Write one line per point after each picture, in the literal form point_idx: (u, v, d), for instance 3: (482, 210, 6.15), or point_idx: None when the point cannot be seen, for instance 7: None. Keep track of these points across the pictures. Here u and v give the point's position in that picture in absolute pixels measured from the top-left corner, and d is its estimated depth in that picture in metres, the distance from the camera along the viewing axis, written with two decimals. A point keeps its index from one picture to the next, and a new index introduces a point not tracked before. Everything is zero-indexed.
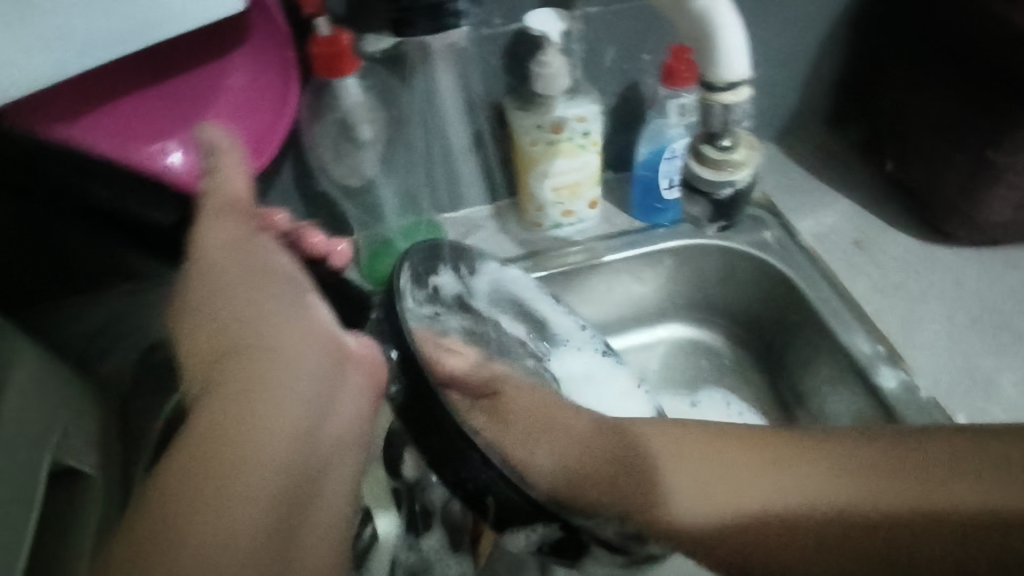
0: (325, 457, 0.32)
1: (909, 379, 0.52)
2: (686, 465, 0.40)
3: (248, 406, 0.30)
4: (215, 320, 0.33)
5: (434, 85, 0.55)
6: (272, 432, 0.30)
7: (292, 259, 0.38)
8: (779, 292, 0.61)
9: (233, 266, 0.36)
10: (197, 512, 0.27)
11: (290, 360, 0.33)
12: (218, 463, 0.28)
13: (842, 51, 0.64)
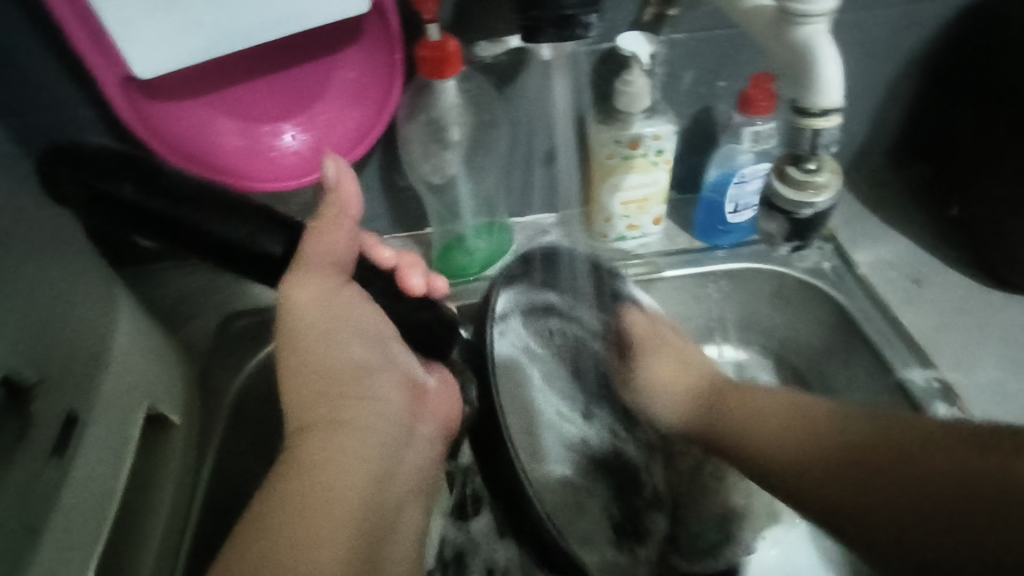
0: (404, 484, 0.45)
1: (964, 417, 0.53)
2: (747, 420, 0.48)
3: (345, 439, 0.42)
4: (313, 367, 0.44)
5: (520, 94, 0.58)
6: (365, 459, 0.42)
7: (377, 315, 0.48)
8: (834, 321, 0.63)
9: (326, 320, 0.45)
10: (320, 499, 0.38)
11: (379, 421, 0.45)
12: (327, 464, 0.40)
13: (915, 94, 0.66)
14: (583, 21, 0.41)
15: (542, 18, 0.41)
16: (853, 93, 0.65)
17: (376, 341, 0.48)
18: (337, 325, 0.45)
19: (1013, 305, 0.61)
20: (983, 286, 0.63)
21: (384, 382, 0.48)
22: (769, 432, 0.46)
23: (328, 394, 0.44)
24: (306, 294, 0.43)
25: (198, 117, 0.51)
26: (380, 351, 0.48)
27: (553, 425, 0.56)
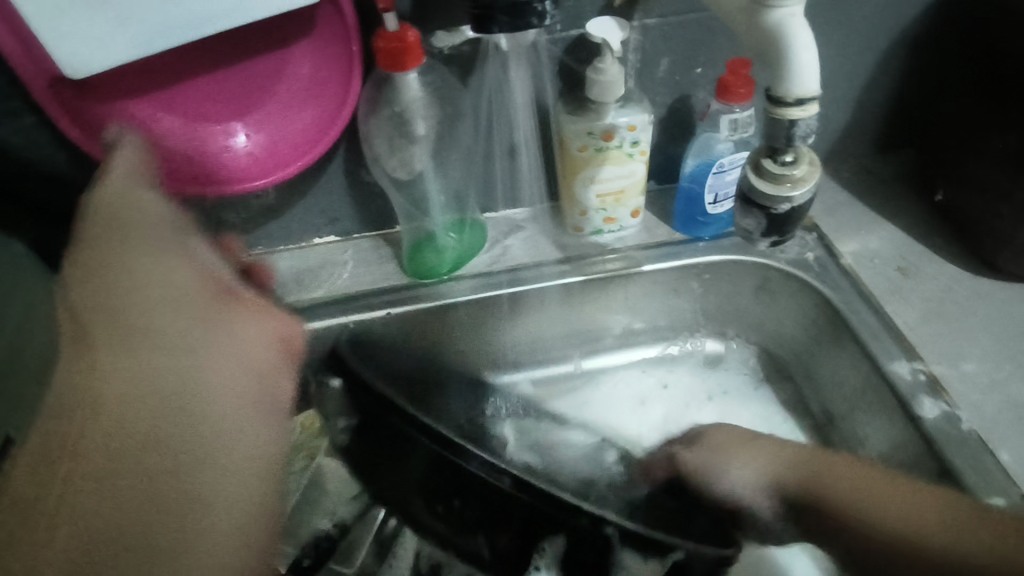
0: (222, 409, 0.40)
1: (951, 410, 0.51)
2: (853, 491, 0.47)
3: (115, 334, 0.39)
4: (154, 294, 0.41)
5: (487, 85, 0.55)
6: (136, 391, 0.38)
7: (182, 218, 0.46)
8: (818, 314, 0.61)
9: (110, 233, 0.42)
10: (91, 442, 0.35)
11: (187, 329, 0.41)
12: (98, 380, 0.37)
13: (899, 77, 0.64)
14: (539, 9, 0.37)
15: (493, 7, 0.36)
16: (835, 75, 0.63)
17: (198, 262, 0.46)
18: (140, 243, 0.42)
19: (1002, 293, 0.60)
20: (971, 274, 0.61)
21: (192, 331, 0.42)
22: (879, 490, 0.47)
23: (126, 310, 0.40)
24: (170, 271, 0.43)
25: (138, 119, 0.48)
26: (177, 242, 0.45)
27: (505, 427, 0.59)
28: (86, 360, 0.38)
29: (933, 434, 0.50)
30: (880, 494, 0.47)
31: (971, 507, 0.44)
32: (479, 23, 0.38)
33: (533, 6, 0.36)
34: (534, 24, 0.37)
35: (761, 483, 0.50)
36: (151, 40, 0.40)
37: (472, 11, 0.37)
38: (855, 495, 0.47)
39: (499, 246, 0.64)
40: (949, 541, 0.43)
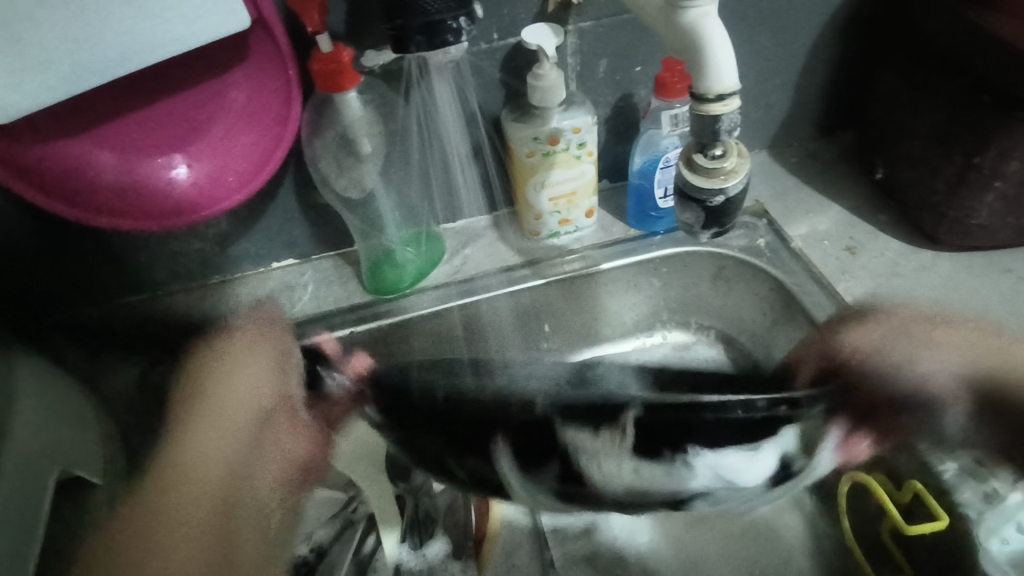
0: (256, 492, 0.46)
1: None
2: (917, 326, 0.53)
3: (207, 437, 0.47)
4: (237, 394, 0.50)
5: (432, 97, 0.56)
6: (203, 490, 0.44)
7: (274, 343, 0.53)
8: (773, 297, 0.63)
9: (222, 418, 0.48)
10: (166, 531, 0.42)
11: (249, 453, 0.48)
12: (177, 493, 0.44)
13: (832, 63, 0.66)
14: (454, 25, 0.37)
15: (408, 27, 0.37)
16: (771, 66, 0.64)
17: (263, 367, 0.52)
18: (223, 371, 0.51)
19: (943, 261, 0.62)
20: (914, 246, 0.63)
21: (282, 448, 0.50)
22: (953, 336, 0.52)
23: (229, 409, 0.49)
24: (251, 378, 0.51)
25: (77, 156, 0.47)
26: (276, 376, 0.52)
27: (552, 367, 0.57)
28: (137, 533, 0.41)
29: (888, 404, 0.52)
30: (971, 345, 0.51)
31: (993, 344, 0.51)
32: (398, 44, 0.38)
33: (449, 23, 0.37)
34: (451, 42, 0.37)
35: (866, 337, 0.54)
36: (67, 86, 0.39)
37: (390, 32, 0.37)
38: (915, 327, 0.53)
39: (457, 257, 0.65)
40: (976, 363, 0.50)
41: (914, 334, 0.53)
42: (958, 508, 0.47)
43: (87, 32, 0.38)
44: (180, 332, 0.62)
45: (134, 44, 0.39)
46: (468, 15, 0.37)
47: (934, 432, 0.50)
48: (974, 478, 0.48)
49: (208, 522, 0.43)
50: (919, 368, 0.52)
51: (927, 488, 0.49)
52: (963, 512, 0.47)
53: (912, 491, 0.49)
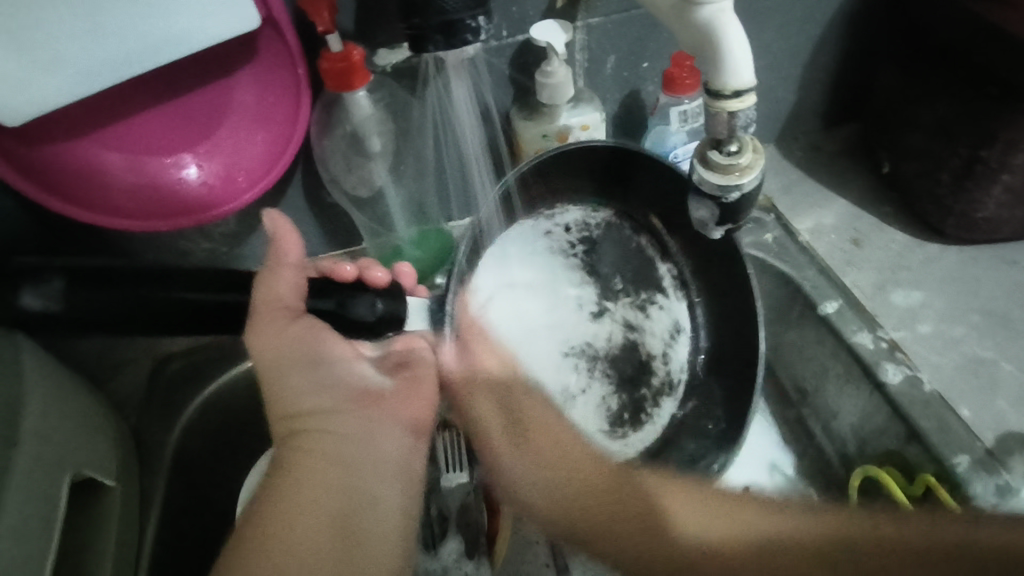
0: (368, 475, 0.44)
1: (913, 373, 0.53)
2: (594, 505, 0.46)
3: (309, 447, 0.44)
4: (304, 355, 0.46)
5: (448, 97, 0.56)
6: (328, 498, 0.41)
7: (315, 331, 0.47)
8: (780, 290, 0.63)
9: (291, 358, 0.46)
10: (287, 542, 0.38)
11: (340, 422, 0.46)
12: (295, 510, 0.39)
13: (837, 56, 0.66)
14: (471, 24, 0.37)
15: (425, 26, 0.36)
16: (777, 60, 0.64)
17: (328, 363, 0.47)
18: (303, 366, 0.46)
19: (953, 255, 0.61)
20: (922, 239, 0.63)
21: (384, 444, 0.47)
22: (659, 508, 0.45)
23: (287, 356, 0.46)
24: (306, 339, 0.46)
25: (87, 157, 0.47)
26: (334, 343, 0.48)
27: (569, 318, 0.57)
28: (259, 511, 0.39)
29: (898, 398, 0.52)
30: (722, 514, 0.43)
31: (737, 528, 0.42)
32: (413, 43, 0.37)
33: (466, 23, 0.37)
34: (467, 41, 0.37)
35: (542, 511, 0.48)
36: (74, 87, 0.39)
37: (406, 31, 0.37)
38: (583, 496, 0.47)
39: None
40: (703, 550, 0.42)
41: (618, 493, 0.47)
42: (971, 501, 0.46)
43: (96, 30, 0.38)
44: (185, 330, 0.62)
45: (140, 44, 0.39)
46: (485, 13, 0.37)
47: (946, 424, 0.50)
48: (985, 470, 0.47)
49: (325, 504, 0.41)
50: (614, 546, 0.44)
51: (939, 482, 0.48)
52: (975, 505, 0.46)
53: (925, 484, 0.48)
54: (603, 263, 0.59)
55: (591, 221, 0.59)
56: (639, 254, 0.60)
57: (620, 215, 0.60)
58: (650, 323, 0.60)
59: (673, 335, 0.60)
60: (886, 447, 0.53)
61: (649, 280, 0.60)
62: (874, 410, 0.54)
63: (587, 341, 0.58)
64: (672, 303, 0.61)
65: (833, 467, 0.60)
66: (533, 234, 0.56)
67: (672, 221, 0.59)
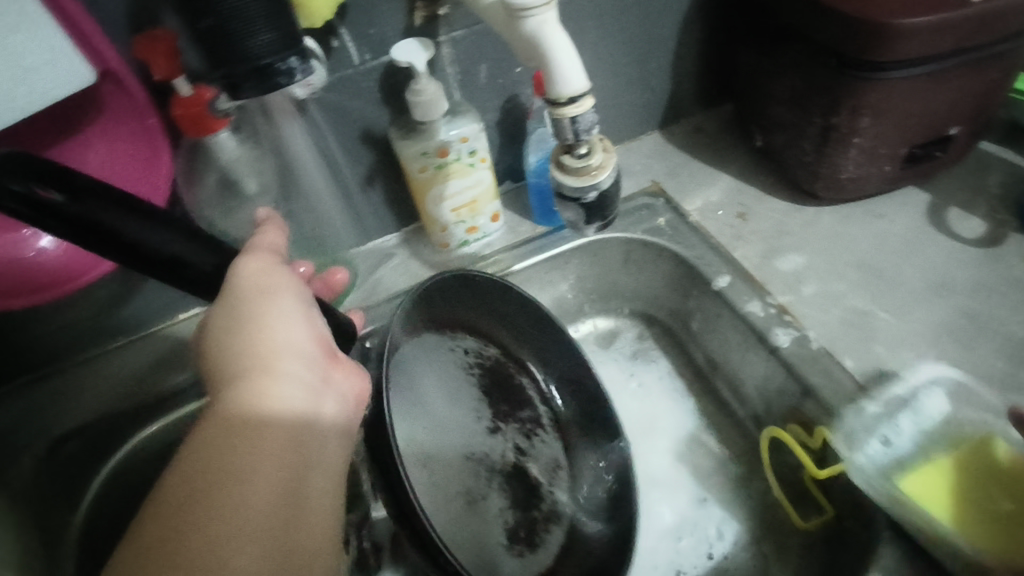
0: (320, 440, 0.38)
1: (801, 333, 0.55)
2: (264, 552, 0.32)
3: (257, 394, 0.37)
4: (249, 293, 0.40)
5: (294, 134, 0.55)
6: (271, 478, 0.34)
7: (282, 278, 0.42)
8: (677, 271, 0.65)
9: (246, 293, 0.40)
10: (215, 507, 0.32)
11: (294, 375, 0.39)
12: (225, 479, 0.33)
13: (703, 42, 0.68)
14: (282, 67, 0.37)
15: (236, 74, 0.37)
16: (646, 51, 0.66)
17: (297, 303, 0.42)
18: (270, 299, 0.40)
19: (829, 217, 0.65)
20: (799, 205, 0.66)
21: (324, 404, 0.39)
22: None
23: (229, 294, 0.40)
24: (256, 272, 0.41)
25: None
26: (284, 277, 0.42)
27: (471, 436, 0.57)
28: (175, 485, 0.33)
29: (791, 359, 0.54)
30: None
31: None
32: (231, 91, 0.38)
33: (277, 66, 0.37)
34: (282, 84, 0.38)
35: None
36: None
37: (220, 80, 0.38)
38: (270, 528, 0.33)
39: (370, 279, 0.65)
40: None
41: None
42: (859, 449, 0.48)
43: None
44: (79, 404, 0.59)
45: None
46: (297, 55, 0.38)
47: (834, 378, 0.52)
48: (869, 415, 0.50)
49: (275, 478, 0.34)
50: None
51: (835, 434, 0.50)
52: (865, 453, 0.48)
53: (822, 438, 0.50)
54: (490, 392, 0.61)
55: (487, 351, 0.63)
56: (517, 390, 0.64)
57: (507, 354, 0.65)
58: (536, 448, 0.62)
59: (555, 468, 0.62)
60: (789, 407, 0.56)
61: (524, 411, 0.63)
62: (773, 375, 0.57)
63: (489, 455, 0.58)
64: (546, 433, 0.64)
65: (748, 433, 0.62)
66: (440, 349, 0.59)
67: (546, 360, 0.65)
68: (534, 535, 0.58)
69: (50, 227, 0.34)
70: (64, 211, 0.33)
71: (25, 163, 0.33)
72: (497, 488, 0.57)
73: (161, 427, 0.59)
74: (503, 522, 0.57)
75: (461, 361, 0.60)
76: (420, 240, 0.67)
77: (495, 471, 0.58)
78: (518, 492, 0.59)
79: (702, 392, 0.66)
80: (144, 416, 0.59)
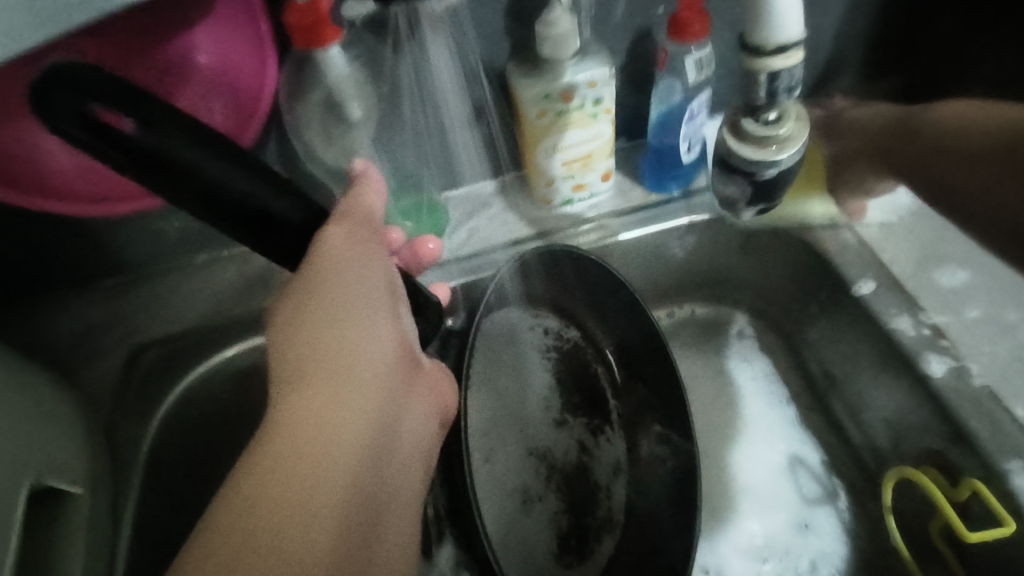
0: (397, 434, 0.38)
1: (960, 365, 0.47)
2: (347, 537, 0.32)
3: (341, 398, 0.36)
4: (348, 267, 0.38)
5: (427, 59, 0.48)
6: (344, 489, 0.33)
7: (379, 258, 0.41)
8: (808, 269, 0.57)
9: (344, 267, 0.38)
10: (305, 486, 0.31)
11: (381, 362, 0.38)
12: (298, 479, 0.31)
13: None
14: None
15: None
16: None
17: (386, 290, 0.40)
18: (358, 294, 0.39)
19: None
20: None
21: (404, 401, 0.39)
22: None
23: (325, 263, 0.37)
24: (356, 246, 0.39)
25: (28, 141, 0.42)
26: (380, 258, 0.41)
27: (531, 423, 0.55)
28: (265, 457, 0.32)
29: (943, 394, 0.46)
30: None
31: None
32: None
33: None
34: None
35: None
36: None
37: None
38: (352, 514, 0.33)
39: (463, 228, 0.59)
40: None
41: None
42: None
43: None
44: (161, 315, 0.58)
45: None
46: None
47: (998, 426, 0.44)
48: None
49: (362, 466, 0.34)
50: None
51: (986, 487, 0.44)
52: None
53: (970, 489, 0.44)
54: (563, 380, 0.58)
55: (566, 333, 0.60)
56: (595, 383, 0.60)
57: (588, 336, 0.60)
58: (604, 448, 0.57)
59: (619, 469, 0.57)
60: (928, 445, 0.49)
61: (601, 406, 0.59)
62: (914, 407, 0.49)
63: (550, 447, 0.55)
64: (616, 434, 0.58)
65: (864, 462, 0.56)
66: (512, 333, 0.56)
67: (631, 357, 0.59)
68: (586, 541, 0.54)
69: (122, 166, 0.29)
70: (133, 142, 0.28)
71: (87, 81, 0.28)
72: (552, 486, 0.54)
73: (239, 351, 0.59)
74: (551, 521, 0.53)
75: (531, 341, 0.57)
76: (520, 191, 0.61)
77: (552, 463, 0.54)
78: (575, 494, 0.55)
79: (811, 406, 0.59)
80: (218, 338, 0.59)
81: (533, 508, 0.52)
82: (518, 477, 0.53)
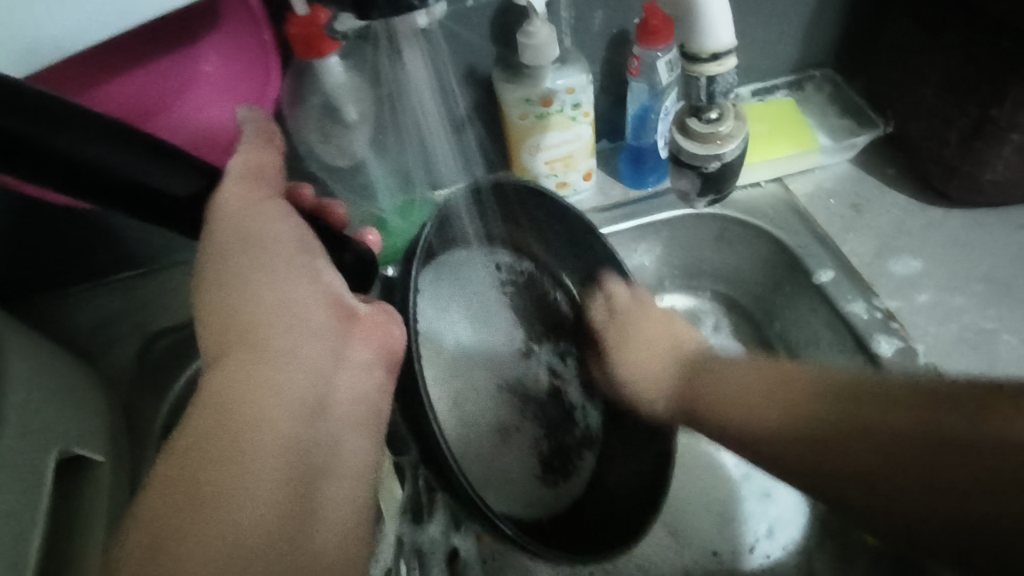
0: (340, 390, 0.37)
1: (907, 346, 0.51)
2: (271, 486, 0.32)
3: (262, 374, 0.35)
4: (252, 234, 0.38)
5: (409, 68, 0.54)
6: (278, 442, 0.33)
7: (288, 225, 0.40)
8: (776, 259, 0.61)
9: (242, 236, 0.38)
10: (221, 445, 0.32)
11: (301, 318, 0.37)
12: (224, 434, 0.32)
13: (843, 11, 0.62)
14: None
15: None
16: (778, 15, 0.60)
17: (299, 250, 0.40)
18: (265, 269, 0.38)
19: (953, 220, 0.59)
20: (925, 204, 0.60)
21: (341, 354, 0.38)
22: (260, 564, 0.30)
23: (229, 236, 0.38)
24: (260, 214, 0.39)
25: None
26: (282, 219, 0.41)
27: (489, 357, 0.53)
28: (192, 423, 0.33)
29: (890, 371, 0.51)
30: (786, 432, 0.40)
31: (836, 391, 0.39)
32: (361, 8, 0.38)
33: None
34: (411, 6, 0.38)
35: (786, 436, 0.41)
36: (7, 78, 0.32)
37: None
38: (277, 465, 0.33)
39: None
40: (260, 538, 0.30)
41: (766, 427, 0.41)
42: None
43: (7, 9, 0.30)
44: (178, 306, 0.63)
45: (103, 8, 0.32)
46: None
47: None
48: None
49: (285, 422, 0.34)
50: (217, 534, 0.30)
51: None
52: None
53: None
54: (522, 310, 0.58)
55: (520, 264, 0.59)
56: (556, 308, 0.60)
57: (541, 266, 0.61)
58: (572, 367, 0.59)
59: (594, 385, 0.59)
60: None
61: (564, 327, 0.60)
62: None
63: (517, 377, 0.55)
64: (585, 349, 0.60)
65: None
66: (473, 266, 0.55)
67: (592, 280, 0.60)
68: (570, 458, 0.56)
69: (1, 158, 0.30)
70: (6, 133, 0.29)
71: None
72: (525, 413, 0.54)
73: None
74: (531, 447, 0.54)
75: (483, 278, 0.56)
76: None
77: (520, 390, 0.55)
78: (551, 421, 0.56)
79: None
80: None
81: (508, 444, 0.52)
82: (497, 410, 0.53)
